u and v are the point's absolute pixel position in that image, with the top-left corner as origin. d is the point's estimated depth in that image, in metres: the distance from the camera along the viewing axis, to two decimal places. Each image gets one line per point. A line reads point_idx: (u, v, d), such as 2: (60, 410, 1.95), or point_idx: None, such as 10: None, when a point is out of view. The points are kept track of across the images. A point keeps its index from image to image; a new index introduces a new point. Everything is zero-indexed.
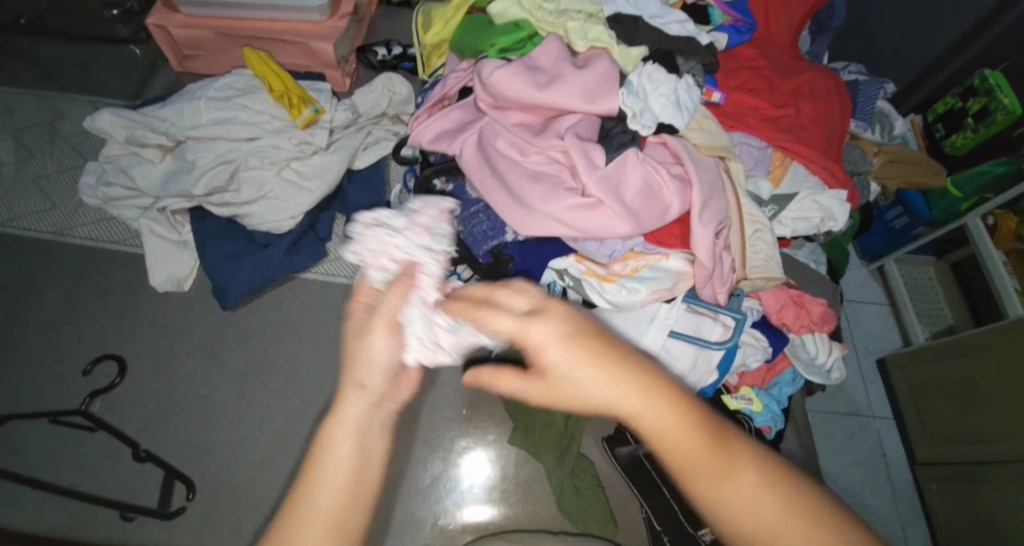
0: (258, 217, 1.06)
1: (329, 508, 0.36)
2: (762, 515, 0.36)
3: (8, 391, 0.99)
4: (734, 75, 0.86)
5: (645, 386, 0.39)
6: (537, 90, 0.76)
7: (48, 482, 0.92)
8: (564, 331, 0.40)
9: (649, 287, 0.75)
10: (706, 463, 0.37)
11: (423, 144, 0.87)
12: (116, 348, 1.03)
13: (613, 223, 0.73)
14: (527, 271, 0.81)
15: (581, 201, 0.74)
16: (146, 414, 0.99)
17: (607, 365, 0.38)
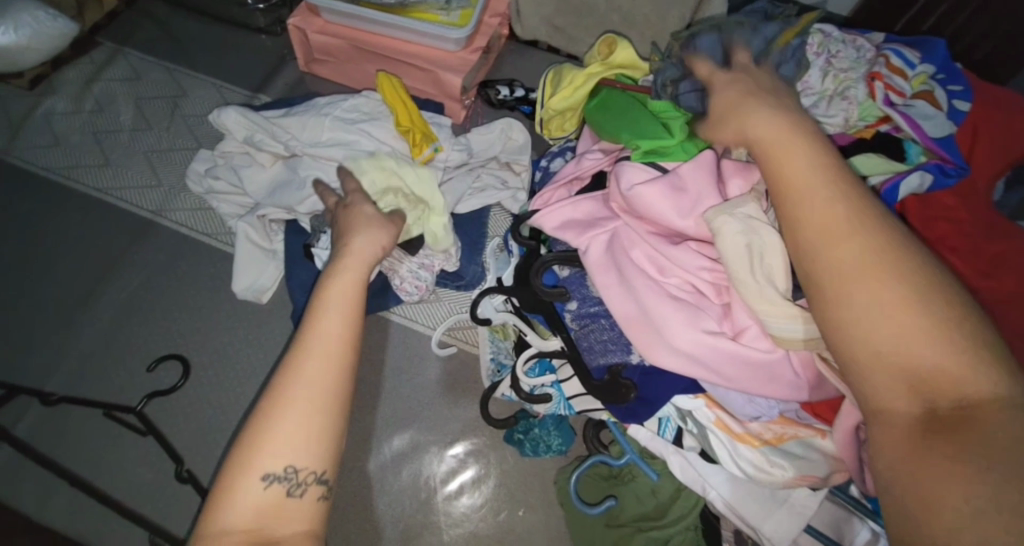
0: (331, 253, 0.95)
1: (291, 432, 0.53)
2: (897, 345, 0.43)
3: (76, 365, 0.97)
4: (929, 227, 0.75)
5: (860, 205, 0.47)
6: (681, 217, 0.69)
7: (87, 475, 0.86)
8: (788, 133, 0.52)
9: (796, 469, 0.62)
10: (857, 284, 0.45)
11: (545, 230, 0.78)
12: (184, 348, 0.99)
13: (762, 381, 0.63)
14: (645, 400, 0.71)
15: (730, 348, 0.63)
16: (197, 427, 0.91)
17: (856, 203, 0.47)
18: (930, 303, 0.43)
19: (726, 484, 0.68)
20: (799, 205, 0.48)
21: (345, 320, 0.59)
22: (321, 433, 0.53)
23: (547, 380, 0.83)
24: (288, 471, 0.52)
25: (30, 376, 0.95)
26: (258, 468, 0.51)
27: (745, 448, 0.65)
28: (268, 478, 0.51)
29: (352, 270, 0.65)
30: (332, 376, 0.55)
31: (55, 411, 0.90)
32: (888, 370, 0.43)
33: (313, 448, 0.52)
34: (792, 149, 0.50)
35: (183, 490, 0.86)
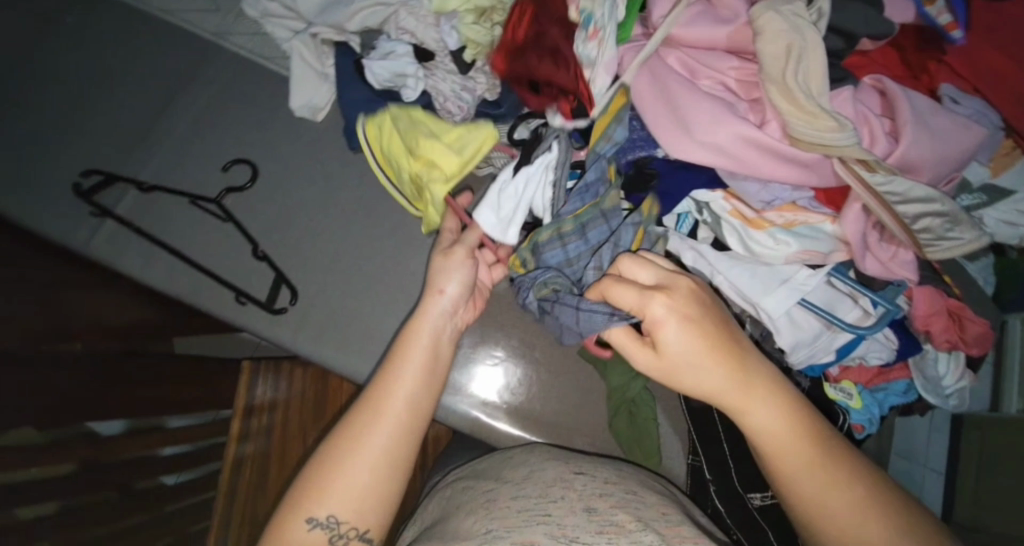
0: (382, 68, 1.01)
1: (368, 460, 0.65)
2: (818, 488, 0.54)
3: (158, 163, 1.08)
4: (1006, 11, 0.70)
5: (773, 397, 0.57)
6: (717, 29, 0.70)
7: (178, 247, 1.01)
8: (719, 361, 0.57)
9: (799, 245, 0.67)
10: (790, 461, 0.55)
11: None
12: (252, 156, 1.09)
13: (782, 170, 0.64)
14: (664, 193, 0.73)
15: (760, 137, 0.64)
16: (268, 221, 1.04)
17: (792, 420, 0.56)
18: (831, 470, 0.54)
19: (732, 268, 0.73)
20: (753, 424, 0.57)
21: (433, 342, 0.73)
22: (378, 467, 0.65)
23: None
24: (330, 517, 0.63)
25: (123, 169, 1.07)
26: (314, 504, 0.64)
27: (758, 235, 0.69)
28: (316, 520, 0.63)
29: (445, 298, 0.76)
30: (409, 418, 0.68)
31: (150, 197, 1.04)
32: (840, 521, 0.53)
33: (362, 500, 0.64)
34: (688, 366, 0.58)
35: (259, 267, 1.01)
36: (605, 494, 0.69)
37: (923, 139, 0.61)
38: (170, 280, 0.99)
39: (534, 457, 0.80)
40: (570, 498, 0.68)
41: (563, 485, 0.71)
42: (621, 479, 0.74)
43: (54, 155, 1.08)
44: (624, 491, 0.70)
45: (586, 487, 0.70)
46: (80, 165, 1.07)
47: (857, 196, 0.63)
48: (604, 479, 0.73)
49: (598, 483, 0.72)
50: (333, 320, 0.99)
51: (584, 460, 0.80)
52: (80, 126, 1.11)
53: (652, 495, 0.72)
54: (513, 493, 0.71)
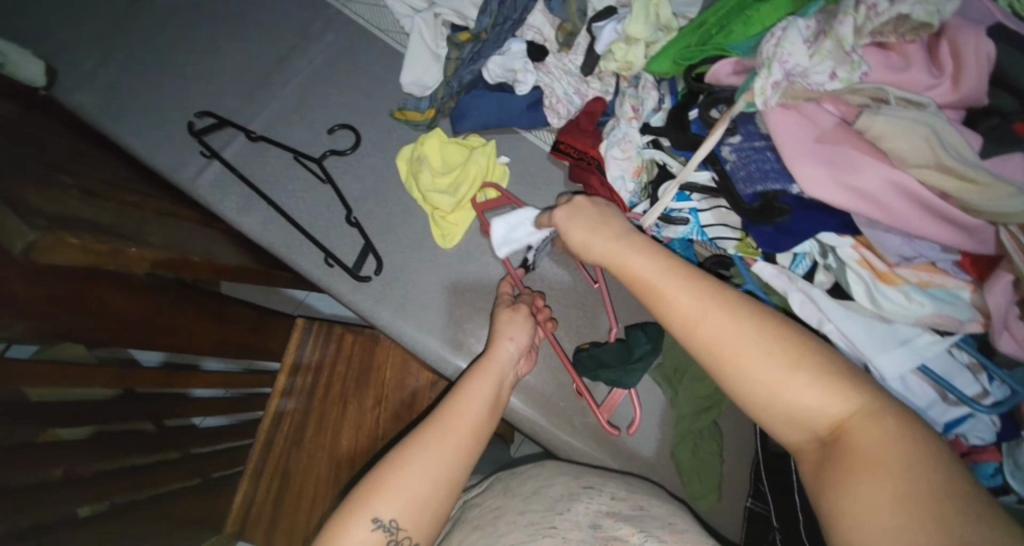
0: (495, 64, 1.01)
1: (426, 474, 0.66)
2: (780, 379, 0.56)
3: (267, 115, 1.10)
4: None
5: (735, 314, 0.59)
6: (888, 70, 0.65)
7: (274, 199, 1.03)
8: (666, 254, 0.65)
9: (935, 307, 0.65)
10: (745, 348, 0.57)
11: (723, 78, 0.81)
12: (358, 124, 1.10)
13: (939, 229, 0.62)
14: (791, 232, 0.72)
15: (924, 192, 0.62)
16: (363, 189, 1.06)
17: (771, 353, 0.56)
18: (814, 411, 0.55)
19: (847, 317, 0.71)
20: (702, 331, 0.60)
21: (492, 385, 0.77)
22: (433, 484, 0.66)
23: (684, 207, 0.85)
24: (392, 522, 0.63)
25: (235, 116, 1.10)
26: (380, 504, 0.64)
27: (894, 292, 0.67)
28: (381, 522, 0.63)
29: (523, 329, 0.85)
30: (462, 442, 0.70)
31: (255, 146, 1.06)
32: (797, 409, 0.55)
33: (419, 512, 0.65)
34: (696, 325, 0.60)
35: (350, 233, 1.02)
36: (610, 507, 0.66)
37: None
38: (261, 229, 1.02)
39: (545, 468, 0.76)
40: (576, 515, 0.65)
41: (569, 501, 0.68)
42: (628, 493, 0.72)
43: (174, 92, 1.12)
44: (630, 505, 0.68)
45: (590, 501, 0.67)
46: (196, 106, 1.11)
47: (1009, 267, 0.61)
48: (610, 494, 0.70)
49: (603, 497, 0.69)
50: (411, 296, 1.00)
51: (593, 473, 0.76)
52: (201, 68, 1.14)
53: (658, 506, 0.70)
54: (521, 508, 0.68)
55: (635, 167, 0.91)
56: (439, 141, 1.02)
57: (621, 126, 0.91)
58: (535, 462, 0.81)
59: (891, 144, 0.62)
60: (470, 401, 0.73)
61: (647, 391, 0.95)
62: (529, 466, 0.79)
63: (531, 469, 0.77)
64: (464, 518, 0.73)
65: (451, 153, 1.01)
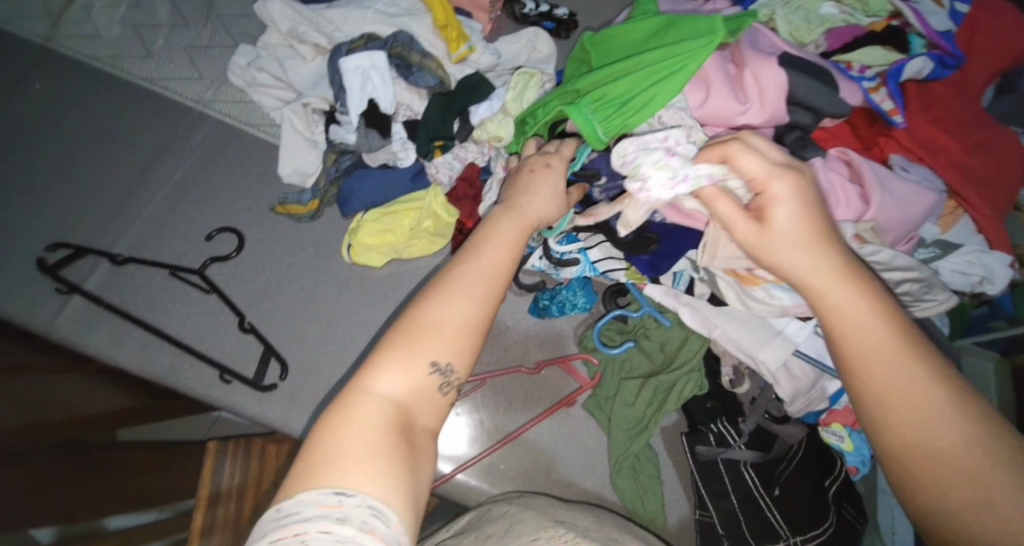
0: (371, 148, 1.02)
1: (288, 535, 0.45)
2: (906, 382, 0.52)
3: (135, 234, 1.03)
4: (928, 101, 0.83)
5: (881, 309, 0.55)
6: (701, 106, 0.75)
7: (153, 323, 0.94)
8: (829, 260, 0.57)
9: (793, 300, 0.73)
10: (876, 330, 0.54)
11: (576, 126, 0.87)
12: (239, 225, 1.06)
13: None
14: (665, 254, 0.79)
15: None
16: (256, 291, 1.00)
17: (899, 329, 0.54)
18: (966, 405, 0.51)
19: (729, 321, 0.80)
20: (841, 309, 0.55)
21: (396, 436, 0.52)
22: None
23: (574, 248, 0.90)
24: None
25: (97, 241, 1.02)
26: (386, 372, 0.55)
27: (761, 293, 0.74)
28: None
29: (517, 221, 0.66)
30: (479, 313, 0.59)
31: (123, 270, 0.98)
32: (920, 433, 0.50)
33: None
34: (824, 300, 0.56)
35: (246, 340, 0.96)
36: (586, 537, 0.63)
37: (889, 202, 0.72)
38: (141, 358, 0.92)
39: (517, 507, 0.72)
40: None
41: (545, 538, 0.62)
42: (600, 527, 0.69)
43: (18, 229, 1.01)
44: (604, 536, 0.65)
45: (566, 533, 0.63)
46: (47, 239, 1.00)
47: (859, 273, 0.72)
48: (585, 528, 0.67)
49: (577, 529, 0.65)
50: (329, 392, 0.95)
51: (562, 510, 0.74)
52: (49, 197, 1.05)
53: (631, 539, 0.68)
54: None
55: None
56: (375, 221, 1.02)
57: (493, 188, 0.96)
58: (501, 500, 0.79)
59: None
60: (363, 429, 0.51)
61: (582, 430, 0.97)
62: (499, 505, 0.75)
63: (500, 509, 0.73)
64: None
65: (394, 221, 1.03)
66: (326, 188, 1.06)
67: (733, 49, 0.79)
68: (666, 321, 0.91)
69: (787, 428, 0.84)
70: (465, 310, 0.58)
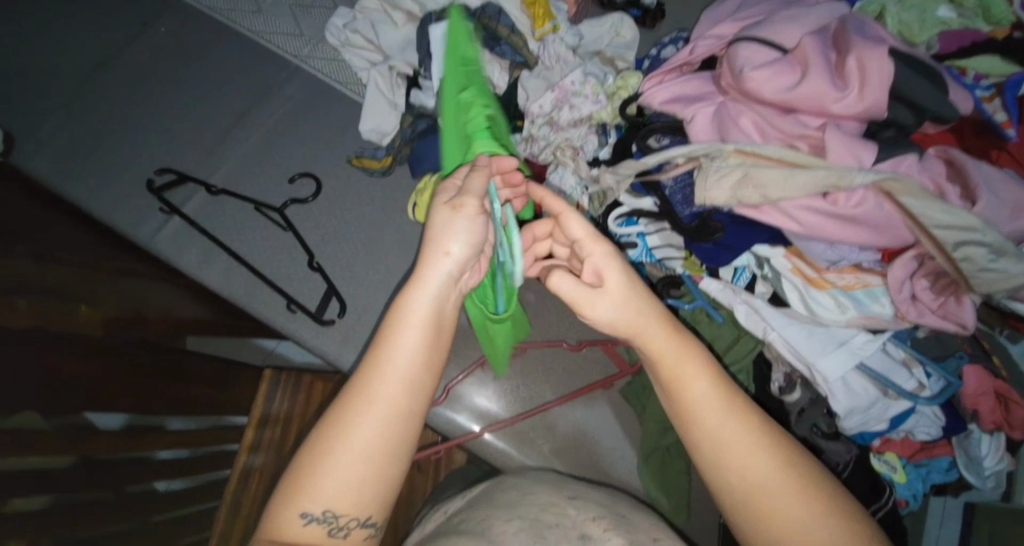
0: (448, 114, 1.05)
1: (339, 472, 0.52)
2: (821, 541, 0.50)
3: (228, 169, 1.13)
4: None
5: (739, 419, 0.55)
6: (789, 90, 0.73)
7: (234, 249, 1.04)
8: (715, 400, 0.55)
9: (859, 310, 0.71)
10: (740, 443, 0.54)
11: (653, 105, 0.87)
12: (318, 173, 1.13)
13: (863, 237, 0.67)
14: (727, 246, 0.77)
15: (826, 207, 0.67)
16: (324, 235, 1.08)
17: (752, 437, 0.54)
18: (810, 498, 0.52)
19: (787, 326, 0.75)
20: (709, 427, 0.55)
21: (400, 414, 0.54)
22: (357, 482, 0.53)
23: (633, 232, 0.89)
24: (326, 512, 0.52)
25: (196, 171, 1.13)
26: (303, 499, 0.52)
27: (828, 301, 0.72)
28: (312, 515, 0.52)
29: (448, 267, 0.59)
30: (411, 402, 0.55)
31: (215, 199, 1.08)
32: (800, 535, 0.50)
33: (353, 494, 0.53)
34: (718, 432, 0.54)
35: (312, 277, 1.03)
36: (596, 519, 0.63)
37: (993, 206, 0.66)
38: (219, 279, 1.02)
39: (526, 479, 0.74)
40: (565, 526, 0.61)
41: (554, 514, 0.64)
42: (611, 503, 0.69)
43: (133, 153, 1.13)
44: (616, 515, 0.65)
45: (577, 514, 0.64)
46: (156, 164, 1.13)
47: (969, 292, 0.65)
48: (595, 503, 0.67)
49: (588, 509, 0.66)
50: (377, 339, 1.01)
51: (580, 486, 0.74)
52: (161, 128, 1.17)
53: (643, 519, 0.67)
54: (506, 514, 0.63)
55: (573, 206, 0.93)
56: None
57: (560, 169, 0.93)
58: (511, 475, 0.80)
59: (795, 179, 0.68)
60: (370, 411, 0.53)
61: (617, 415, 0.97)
62: (508, 478, 0.77)
63: (512, 483, 0.75)
64: (444, 531, 0.66)
65: None
66: (400, 147, 1.11)
67: (835, 33, 0.75)
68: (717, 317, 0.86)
69: (835, 446, 0.79)
70: (394, 397, 0.54)
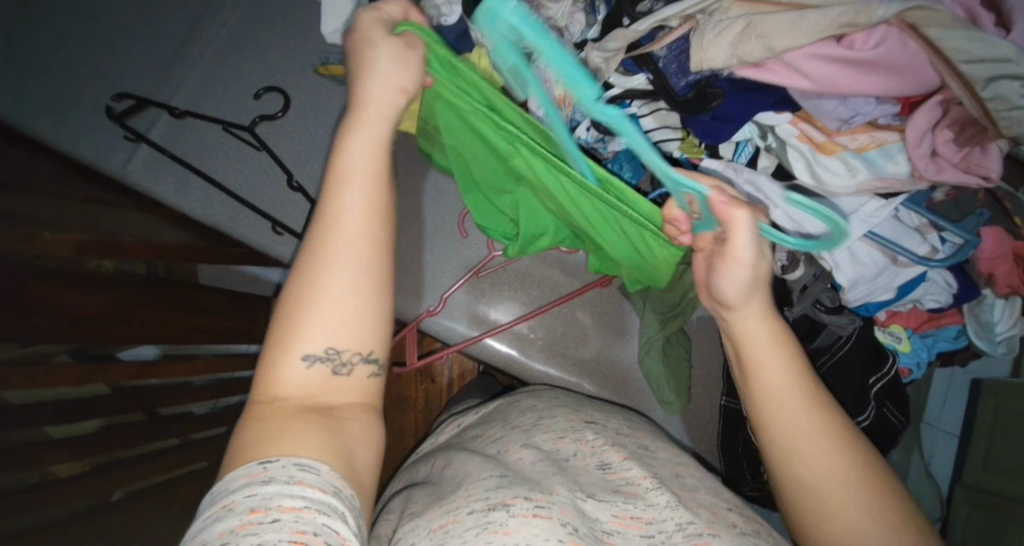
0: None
1: (327, 315, 0.45)
2: (866, 512, 0.49)
3: (190, 89, 1.05)
4: None
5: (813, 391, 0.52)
6: None
7: (210, 174, 0.99)
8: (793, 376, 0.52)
9: (873, 173, 0.64)
10: (811, 418, 0.51)
11: None
12: (286, 85, 1.05)
13: (883, 85, 0.59)
14: (725, 118, 0.69)
15: (841, 51, 0.58)
16: (302, 153, 1.02)
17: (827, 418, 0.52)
18: (863, 469, 0.51)
19: (790, 201, 0.70)
20: (784, 394, 0.52)
21: (372, 230, 0.47)
22: (357, 315, 0.46)
23: (624, 116, 0.80)
24: (330, 350, 0.45)
25: (156, 94, 1.05)
26: (295, 340, 0.45)
27: (839, 168, 0.65)
28: (312, 357, 0.45)
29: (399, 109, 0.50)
30: (381, 218, 0.47)
31: (181, 122, 1.02)
32: (852, 513, 0.50)
33: (350, 328, 0.46)
34: (786, 404, 0.51)
35: (296, 198, 1.00)
36: (615, 443, 0.65)
37: None
38: (202, 206, 0.99)
39: (541, 401, 0.74)
40: (580, 455, 0.63)
41: (573, 438, 0.65)
42: (631, 431, 0.71)
43: (86, 79, 1.05)
44: (633, 443, 0.67)
45: (595, 438, 0.66)
46: (114, 89, 1.05)
47: (995, 138, 0.58)
48: (613, 430, 0.69)
49: (607, 432, 0.68)
50: None
51: (593, 408, 0.76)
52: (110, 48, 1.07)
53: (662, 448, 0.70)
54: (523, 441, 0.65)
55: None
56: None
57: None
58: (527, 392, 0.81)
59: (805, 20, 0.58)
60: (345, 229, 0.46)
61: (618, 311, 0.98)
62: (522, 397, 0.78)
63: (528, 401, 0.76)
64: (457, 449, 0.70)
65: None
66: None
67: None
68: None
69: (837, 320, 0.78)
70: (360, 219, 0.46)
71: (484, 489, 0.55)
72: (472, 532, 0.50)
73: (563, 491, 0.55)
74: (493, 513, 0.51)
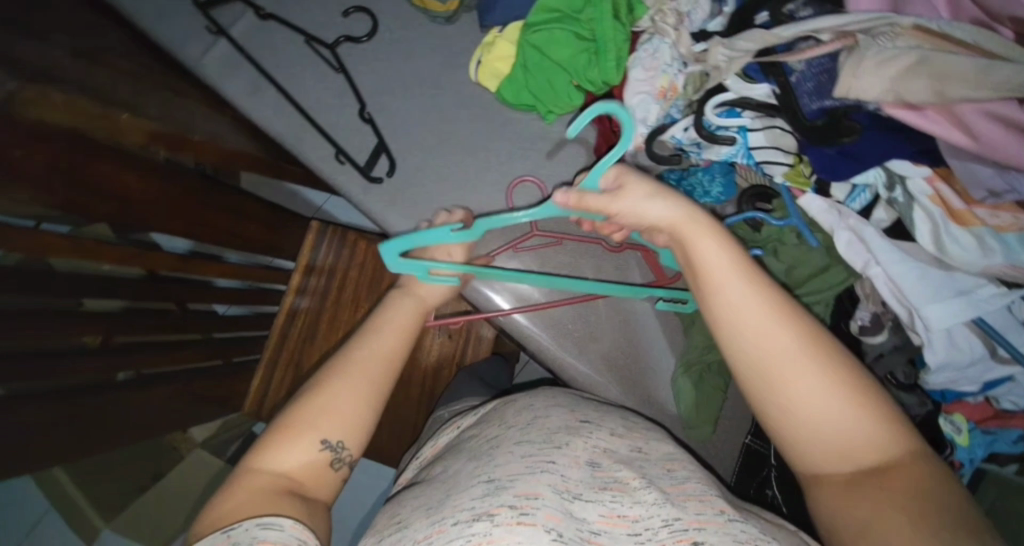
0: None
1: (335, 415, 0.65)
2: (842, 423, 0.55)
3: None
4: None
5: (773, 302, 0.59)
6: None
7: (282, 85, 0.95)
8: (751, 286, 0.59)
9: (1004, 257, 0.59)
10: (768, 331, 0.57)
11: None
12: (378, 9, 0.99)
13: None
14: (856, 156, 0.64)
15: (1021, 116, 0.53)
16: (379, 83, 0.97)
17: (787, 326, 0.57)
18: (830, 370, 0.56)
19: (896, 263, 0.65)
20: (741, 315, 0.59)
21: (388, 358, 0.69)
22: (361, 414, 0.66)
23: (733, 125, 0.74)
24: (334, 443, 0.64)
25: None
26: (309, 432, 0.63)
27: (967, 244, 0.60)
28: (326, 444, 0.64)
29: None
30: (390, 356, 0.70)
31: (264, 24, 0.97)
32: (829, 425, 0.56)
33: (354, 428, 0.65)
34: (752, 327, 0.58)
35: (364, 130, 0.95)
36: (609, 450, 0.63)
37: None
38: (267, 115, 0.95)
39: (540, 399, 0.72)
40: (574, 447, 0.62)
41: (568, 435, 0.64)
42: (626, 430, 0.69)
43: None
44: (628, 447, 0.66)
45: (590, 439, 0.64)
46: None
47: None
48: (609, 430, 0.67)
49: (602, 434, 0.66)
50: (423, 208, 0.94)
51: (590, 406, 0.73)
52: None
53: (656, 448, 0.68)
54: (518, 438, 0.64)
55: (660, 87, 0.82)
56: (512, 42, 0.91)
57: (655, 39, 0.82)
58: (529, 391, 0.79)
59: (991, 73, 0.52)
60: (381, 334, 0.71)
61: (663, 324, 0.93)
62: (521, 395, 0.76)
63: (528, 399, 0.74)
64: (456, 450, 0.70)
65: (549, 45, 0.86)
66: None
67: None
68: (813, 241, 0.76)
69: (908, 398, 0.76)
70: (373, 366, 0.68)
71: (470, 498, 0.56)
72: (457, 541, 0.52)
73: (552, 492, 0.55)
74: (477, 523, 0.53)
